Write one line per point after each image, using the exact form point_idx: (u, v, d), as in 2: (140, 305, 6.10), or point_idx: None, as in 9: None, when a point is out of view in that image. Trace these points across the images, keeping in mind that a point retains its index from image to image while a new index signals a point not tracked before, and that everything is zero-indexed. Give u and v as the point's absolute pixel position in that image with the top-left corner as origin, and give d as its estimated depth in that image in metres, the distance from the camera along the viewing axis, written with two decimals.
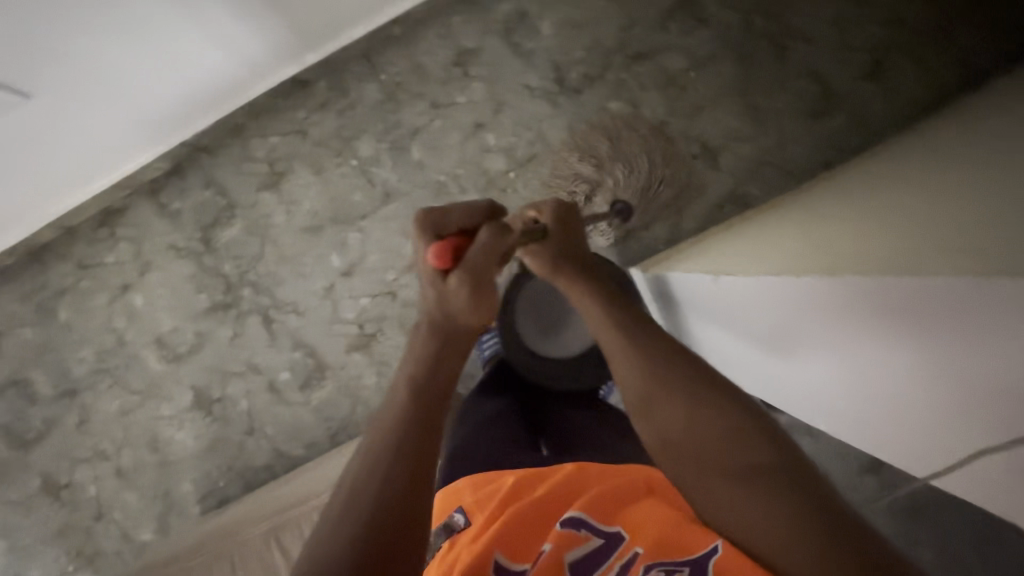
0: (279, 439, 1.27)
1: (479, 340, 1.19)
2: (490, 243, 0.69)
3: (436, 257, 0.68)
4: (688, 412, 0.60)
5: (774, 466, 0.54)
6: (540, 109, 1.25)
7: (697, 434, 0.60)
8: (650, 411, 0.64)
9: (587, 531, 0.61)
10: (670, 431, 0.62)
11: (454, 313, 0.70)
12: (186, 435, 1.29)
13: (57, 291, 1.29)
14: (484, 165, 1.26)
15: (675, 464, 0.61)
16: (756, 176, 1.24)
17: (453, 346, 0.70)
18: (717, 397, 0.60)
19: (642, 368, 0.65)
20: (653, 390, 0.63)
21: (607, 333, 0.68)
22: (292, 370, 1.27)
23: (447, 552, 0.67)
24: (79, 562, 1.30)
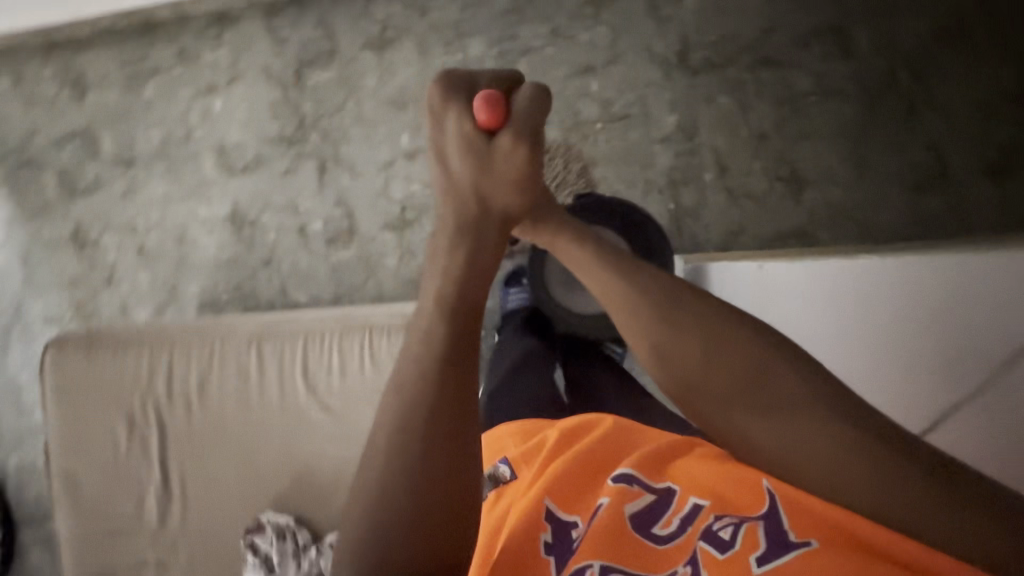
0: (290, 280, 1.32)
1: (504, 288, 1.21)
2: (539, 109, 0.55)
3: (485, 111, 0.53)
4: (709, 359, 0.54)
5: (805, 395, 0.52)
6: (651, 76, 1.24)
7: (723, 379, 0.54)
8: (662, 359, 0.56)
9: (639, 487, 0.65)
10: (691, 377, 0.55)
11: (490, 199, 0.55)
12: (210, 242, 1.35)
13: (152, 68, 1.35)
14: (576, 108, 1.26)
15: (701, 409, 0.56)
16: (832, 222, 1.20)
17: (479, 260, 0.57)
18: (733, 333, 0.54)
19: (653, 308, 0.56)
20: (668, 333, 0.55)
21: (604, 260, 0.60)
22: (326, 223, 1.31)
23: (494, 499, 0.72)
24: (78, 313, 1.39)
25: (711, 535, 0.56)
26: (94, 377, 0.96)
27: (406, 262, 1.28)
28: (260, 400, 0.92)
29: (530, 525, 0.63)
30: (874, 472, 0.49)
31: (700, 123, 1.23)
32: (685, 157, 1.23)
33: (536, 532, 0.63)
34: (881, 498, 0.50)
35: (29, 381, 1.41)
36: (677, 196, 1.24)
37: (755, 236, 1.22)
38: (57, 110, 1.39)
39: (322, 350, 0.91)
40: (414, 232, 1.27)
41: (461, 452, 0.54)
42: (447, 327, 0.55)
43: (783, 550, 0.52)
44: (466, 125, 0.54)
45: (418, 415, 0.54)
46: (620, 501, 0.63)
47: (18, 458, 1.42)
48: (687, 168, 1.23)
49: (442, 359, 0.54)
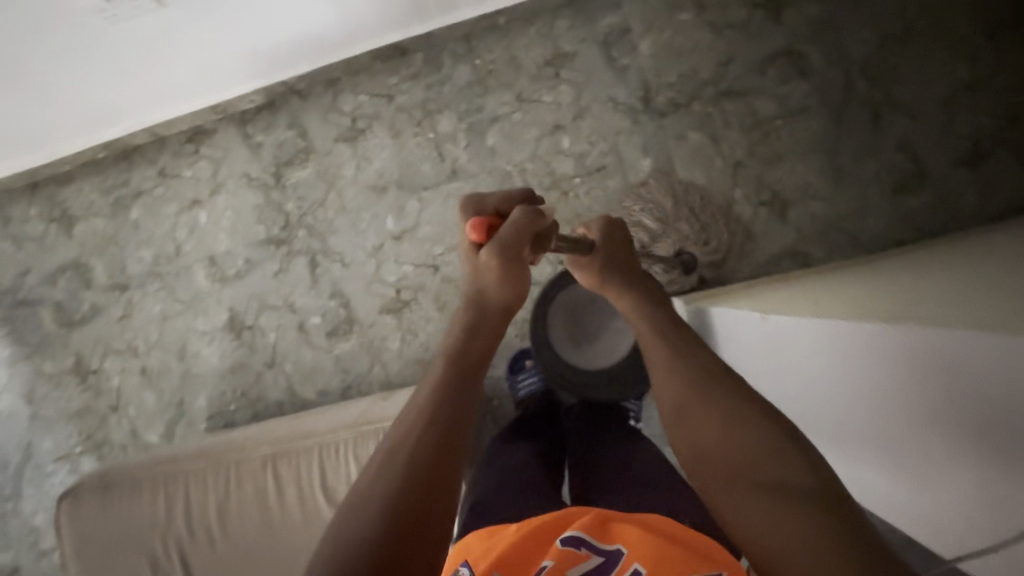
0: (295, 379, 1.31)
1: (512, 373, 1.24)
2: (528, 223, 0.70)
3: (473, 233, 0.71)
4: (723, 426, 0.60)
5: (806, 485, 0.51)
6: (620, 125, 1.26)
7: (729, 446, 0.58)
8: (681, 425, 0.64)
9: (586, 549, 0.63)
10: (702, 445, 0.61)
11: (484, 291, 0.73)
12: (212, 352, 1.34)
13: (135, 191, 1.38)
14: (552, 166, 1.28)
15: (707, 474, 0.59)
16: (822, 237, 1.20)
17: (484, 325, 0.73)
18: (752, 413, 0.59)
19: (681, 385, 0.65)
20: (686, 400, 0.64)
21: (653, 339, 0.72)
22: (324, 316, 1.31)
23: None
24: (88, 444, 1.37)
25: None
26: (110, 523, 0.93)
27: (409, 342, 1.28)
28: (281, 523, 0.89)
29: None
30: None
31: (675, 163, 1.25)
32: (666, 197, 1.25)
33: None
34: None
35: (45, 522, 1.38)
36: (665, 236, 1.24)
37: (749, 262, 1.23)
38: (47, 246, 1.41)
39: (338, 454, 0.89)
40: (413, 311, 1.28)
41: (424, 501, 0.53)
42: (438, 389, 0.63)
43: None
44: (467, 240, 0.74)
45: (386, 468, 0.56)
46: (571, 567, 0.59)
47: None
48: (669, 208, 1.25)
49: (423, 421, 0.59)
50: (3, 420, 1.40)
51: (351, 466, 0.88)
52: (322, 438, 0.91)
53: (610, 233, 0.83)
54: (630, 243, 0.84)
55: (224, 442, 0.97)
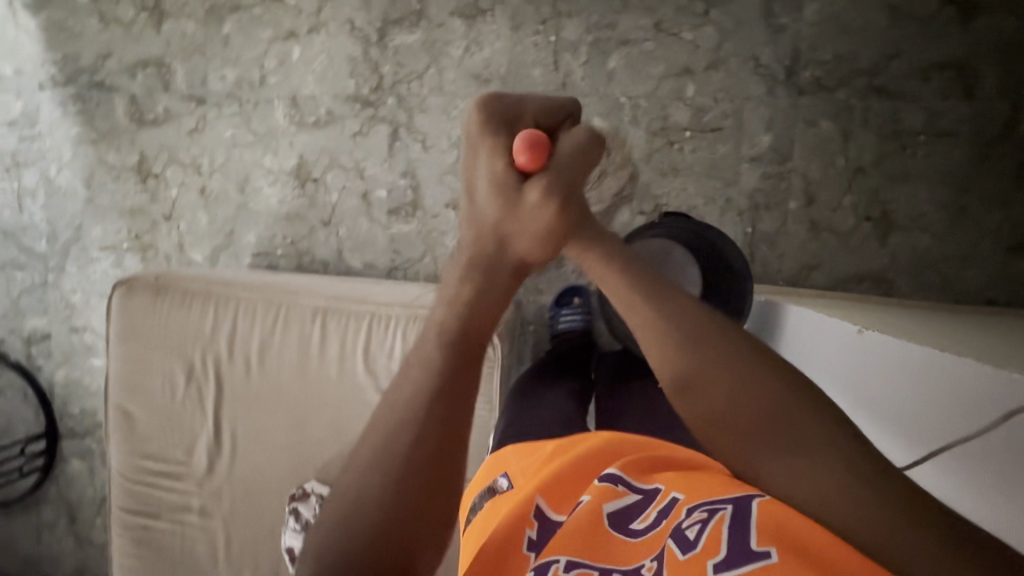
0: (346, 244, 1.31)
1: (555, 307, 1.24)
2: (585, 150, 0.57)
3: (525, 153, 0.55)
4: (728, 388, 0.53)
5: (816, 434, 0.49)
6: (751, 89, 1.17)
7: (741, 409, 0.52)
8: (689, 397, 0.55)
9: (623, 487, 0.60)
10: (711, 416, 0.54)
11: (513, 236, 0.58)
12: (272, 193, 1.33)
13: (233, 3, 1.30)
14: (666, 111, 1.20)
15: (720, 438, 0.54)
16: (914, 272, 1.15)
17: (499, 281, 0.60)
18: (763, 375, 0.52)
19: (684, 346, 0.55)
20: (691, 371, 0.54)
21: (640, 293, 0.58)
22: (390, 192, 1.28)
23: (489, 507, 0.64)
24: (135, 244, 1.41)
25: (683, 534, 0.51)
26: (157, 322, 0.97)
27: None
28: (318, 374, 0.92)
29: (516, 522, 0.58)
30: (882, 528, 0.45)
31: (794, 148, 1.17)
32: (772, 180, 1.18)
33: (519, 530, 0.57)
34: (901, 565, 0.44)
35: (82, 302, 1.45)
36: (755, 220, 1.19)
37: (829, 273, 1.18)
38: (133, 34, 1.35)
39: (386, 327, 0.90)
40: None
41: (423, 478, 0.52)
42: (439, 367, 0.55)
43: (746, 549, 0.47)
44: (503, 158, 0.56)
45: (392, 455, 0.52)
46: (603, 500, 0.58)
47: (65, 374, 1.48)
48: (771, 192, 1.18)
49: (428, 395, 0.54)
50: (60, 196, 1.42)
51: (397, 341, 0.89)
52: (373, 307, 0.92)
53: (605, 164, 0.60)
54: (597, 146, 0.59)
55: (277, 281, 0.98)
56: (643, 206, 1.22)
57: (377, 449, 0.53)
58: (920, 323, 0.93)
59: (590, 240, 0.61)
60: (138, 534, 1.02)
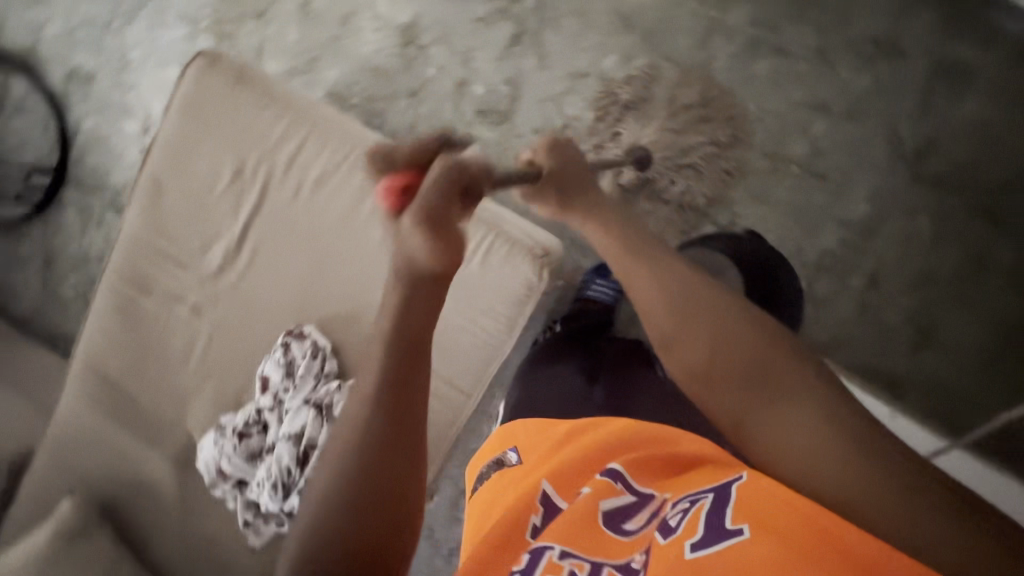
0: (421, 123, 1.26)
1: (590, 276, 1.22)
2: (449, 175, 0.51)
3: (387, 201, 0.54)
4: (708, 339, 0.58)
5: (792, 379, 0.52)
6: (872, 155, 1.14)
7: (720, 357, 0.57)
8: (673, 351, 0.61)
9: (623, 486, 0.55)
10: (695, 365, 0.58)
11: (410, 261, 0.51)
12: (371, 40, 1.27)
13: None
14: (785, 137, 1.15)
15: (702, 391, 0.57)
16: (928, 392, 1.15)
17: (430, 293, 0.52)
18: (742, 328, 0.58)
19: (670, 300, 0.63)
20: (677, 325, 0.61)
21: (636, 256, 0.69)
22: (488, 92, 1.23)
23: (493, 483, 0.62)
24: (215, 27, 1.33)
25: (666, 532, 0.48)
26: (228, 110, 0.94)
27: None
28: (361, 230, 0.89)
29: (515, 512, 0.55)
30: (853, 467, 0.45)
31: (882, 230, 1.15)
32: (847, 249, 1.16)
33: (524, 517, 0.55)
34: (872, 506, 0.43)
35: (138, 60, 1.38)
36: (813, 280, 1.18)
37: (851, 358, 1.17)
38: None
39: None
40: None
41: (375, 494, 0.49)
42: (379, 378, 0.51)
43: (721, 537, 0.44)
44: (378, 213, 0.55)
45: (347, 481, 0.49)
46: (600, 502, 0.54)
47: (93, 124, 1.42)
48: (840, 262, 1.17)
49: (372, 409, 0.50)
50: None
51: None
52: None
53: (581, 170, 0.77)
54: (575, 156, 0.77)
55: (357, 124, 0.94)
56: (720, 218, 1.18)
57: (335, 477, 0.49)
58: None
59: (588, 203, 0.75)
60: (124, 302, 1.01)
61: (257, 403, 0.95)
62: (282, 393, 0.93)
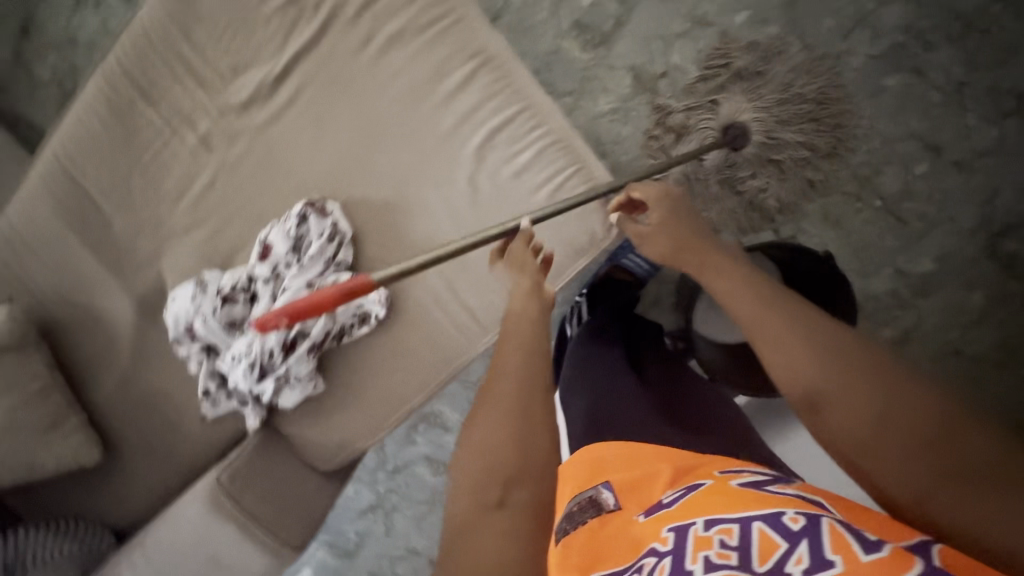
0: (517, 22, 1.15)
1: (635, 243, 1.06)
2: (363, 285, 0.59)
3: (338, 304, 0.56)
4: (874, 400, 0.46)
5: (988, 449, 0.43)
6: (961, 215, 1.04)
7: (894, 419, 0.45)
8: (822, 412, 0.48)
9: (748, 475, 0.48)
10: (860, 428, 0.46)
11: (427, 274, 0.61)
12: None
13: None
14: (879, 164, 1.06)
15: (869, 457, 0.46)
16: None
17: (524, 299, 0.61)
18: (912, 385, 0.46)
19: (823, 347, 0.49)
20: (829, 378, 0.48)
21: (761, 296, 0.55)
22: (594, 8, 1.11)
23: (592, 529, 0.47)
24: None
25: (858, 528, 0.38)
26: None
27: (612, 117, 1.12)
28: (426, 113, 0.79)
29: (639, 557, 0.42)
30: None
31: (936, 291, 1.06)
32: (893, 301, 1.08)
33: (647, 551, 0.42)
34: None
35: None
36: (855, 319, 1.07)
37: None
38: None
39: (521, 130, 0.78)
40: (646, 102, 1.10)
41: (515, 453, 0.49)
42: (506, 362, 0.55)
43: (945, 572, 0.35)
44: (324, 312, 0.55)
45: (488, 451, 0.49)
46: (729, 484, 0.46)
47: None
48: (885, 311, 1.08)
49: (505, 380, 0.53)
50: None
51: (522, 155, 0.77)
52: (528, 100, 0.78)
53: (686, 212, 0.69)
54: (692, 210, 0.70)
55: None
56: (779, 228, 1.11)
57: (475, 452, 0.50)
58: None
59: (701, 239, 0.64)
60: (122, 103, 0.86)
61: (252, 269, 0.83)
62: (284, 268, 0.81)
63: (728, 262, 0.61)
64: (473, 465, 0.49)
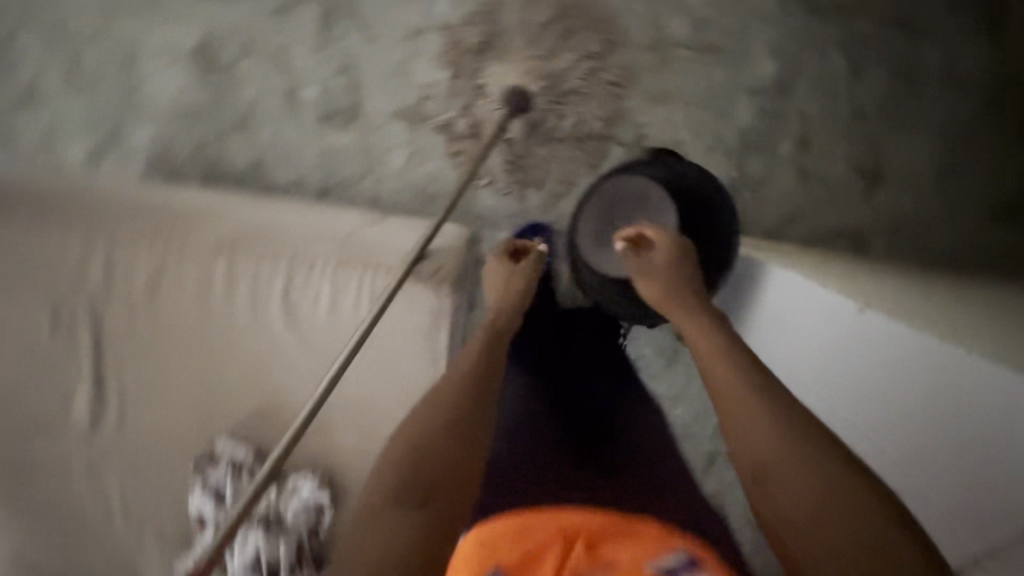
0: (269, 153, 1.06)
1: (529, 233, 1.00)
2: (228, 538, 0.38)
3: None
4: (818, 483, 0.48)
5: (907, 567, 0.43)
6: (758, 9, 1.02)
7: (830, 510, 0.46)
8: (768, 486, 0.50)
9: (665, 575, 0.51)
10: (795, 514, 0.48)
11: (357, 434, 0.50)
12: (171, 81, 1.04)
13: None
14: (660, 22, 1.02)
15: (795, 542, 0.47)
16: (892, 231, 1.06)
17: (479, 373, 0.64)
18: (856, 484, 0.47)
19: (789, 425, 0.51)
20: (778, 454, 0.50)
21: (731, 361, 0.58)
22: (323, 93, 1.04)
23: None
24: None
25: None
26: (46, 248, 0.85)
27: (414, 165, 1.06)
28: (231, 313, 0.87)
29: None
30: None
31: (793, 83, 1.04)
32: (767, 118, 1.04)
33: None
34: None
35: None
36: (747, 156, 1.05)
37: (807, 225, 1.07)
38: None
39: (309, 274, 0.88)
40: (431, 130, 1.05)
41: (436, 461, 0.52)
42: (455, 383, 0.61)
43: None
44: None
45: (408, 462, 0.52)
46: None
47: None
48: (765, 129, 1.05)
49: (449, 400, 0.59)
50: None
51: (322, 291, 0.87)
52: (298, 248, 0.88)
53: (687, 264, 0.74)
54: (689, 268, 0.74)
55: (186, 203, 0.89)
56: (624, 135, 1.04)
57: (401, 460, 0.53)
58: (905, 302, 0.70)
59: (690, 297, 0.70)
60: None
61: (199, 549, 0.79)
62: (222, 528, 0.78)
63: (710, 325, 0.64)
64: (391, 474, 0.52)
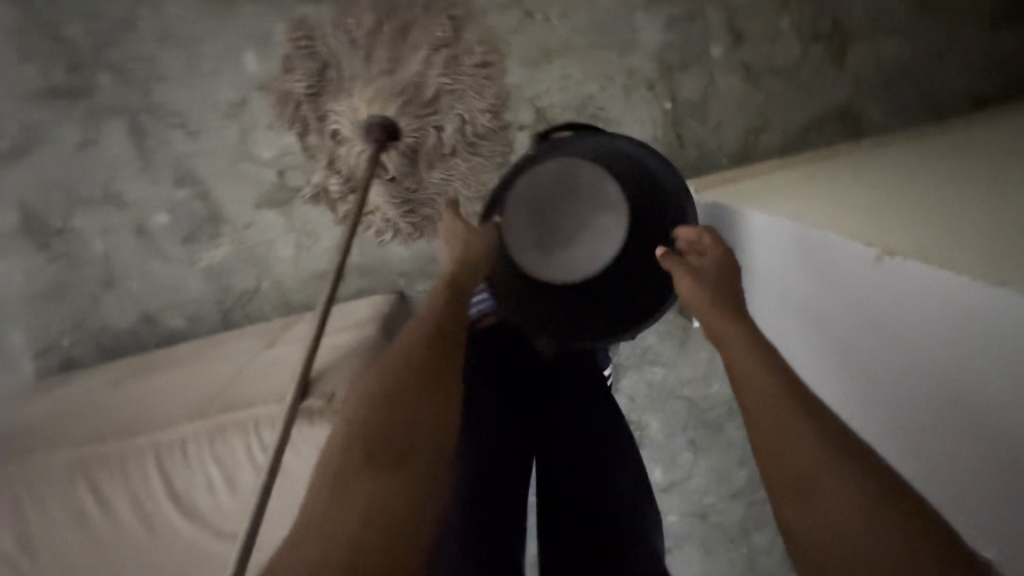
0: (151, 300, 0.92)
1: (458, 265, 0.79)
2: None
3: None
4: (860, 506, 0.42)
5: None
6: None
7: (874, 541, 0.40)
8: (806, 499, 0.44)
9: None
10: (829, 541, 0.42)
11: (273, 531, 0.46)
12: (13, 270, 0.90)
13: None
14: None
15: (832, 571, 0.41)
16: (885, 91, 0.85)
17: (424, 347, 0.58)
18: (910, 525, 0.40)
19: (832, 443, 0.45)
20: (817, 471, 0.44)
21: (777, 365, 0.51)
22: (174, 213, 0.88)
23: None
24: None
25: None
26: None
27: (307, 249, 0.90)
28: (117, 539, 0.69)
29: None
30: None
31: None
32: (680, 24, 0.83)
33: None
34: None
35: None
36: (675, 79, 0.84)
37: (781, 129, 0.86)
38: None
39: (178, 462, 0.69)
40: (307, 204, 0.88)
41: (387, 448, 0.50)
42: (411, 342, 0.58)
43: None
44: None
45: (354, 451, 0.50)
46: None
47: None
48: (682, 39, 0.83)
49: (405, 363, 0.56)
50: None
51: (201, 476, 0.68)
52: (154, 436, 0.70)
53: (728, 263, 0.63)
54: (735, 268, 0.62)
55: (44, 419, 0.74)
56: (520, 117, 0.85)
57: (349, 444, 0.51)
58: (964, 227, 0.44)
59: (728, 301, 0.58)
60: None
61: None
62: None
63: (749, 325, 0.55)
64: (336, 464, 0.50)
